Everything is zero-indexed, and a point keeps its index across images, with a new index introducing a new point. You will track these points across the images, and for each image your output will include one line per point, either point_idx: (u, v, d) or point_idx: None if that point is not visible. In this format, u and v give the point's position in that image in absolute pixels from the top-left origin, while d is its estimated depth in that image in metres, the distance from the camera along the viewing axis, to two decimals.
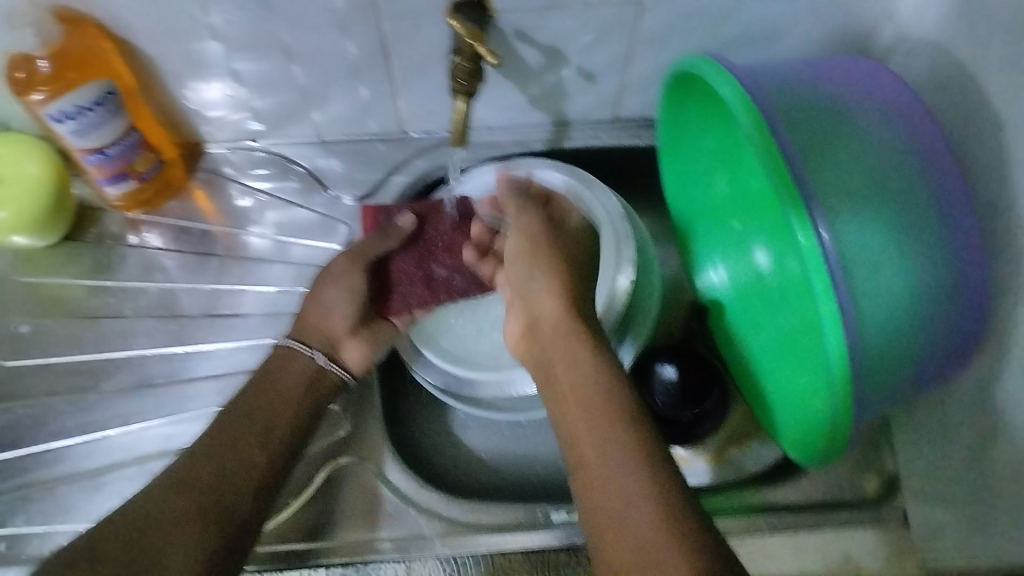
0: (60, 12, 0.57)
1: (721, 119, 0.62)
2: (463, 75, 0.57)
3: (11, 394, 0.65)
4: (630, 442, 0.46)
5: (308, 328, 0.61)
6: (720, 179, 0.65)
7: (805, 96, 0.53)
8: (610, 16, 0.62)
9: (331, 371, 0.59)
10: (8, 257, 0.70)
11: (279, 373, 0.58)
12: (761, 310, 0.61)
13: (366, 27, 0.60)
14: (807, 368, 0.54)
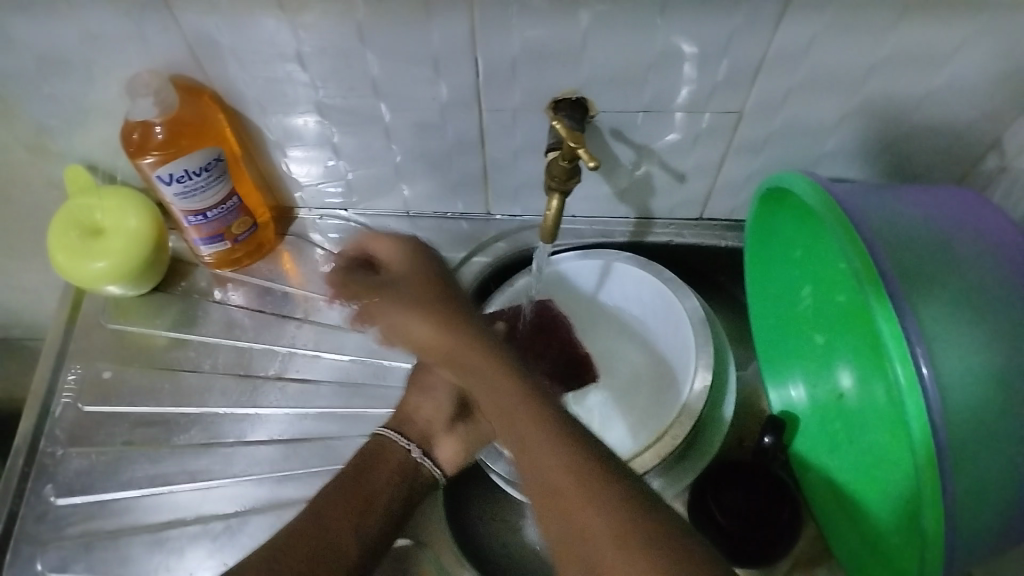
0: (180, 80, 0.58)
1: (809, 233, 0.61)
2: (560, 174, 0.54)
3: (88, 439, 0.67)
4: (551, 438, 0.50)
5: (406, 418, 0.65)
6: (807, 292, 0.65)
7: (914, 229, 0.51)
8: (710, 124, 0.59)
9: (426, 464, 0.63)
10: (99, 301, 0.72)
11: (376, 459, 0.61)
12: (843, 434, 0.62)
13: (467, 117, 0.59)
14: (890, 497, 0.54)
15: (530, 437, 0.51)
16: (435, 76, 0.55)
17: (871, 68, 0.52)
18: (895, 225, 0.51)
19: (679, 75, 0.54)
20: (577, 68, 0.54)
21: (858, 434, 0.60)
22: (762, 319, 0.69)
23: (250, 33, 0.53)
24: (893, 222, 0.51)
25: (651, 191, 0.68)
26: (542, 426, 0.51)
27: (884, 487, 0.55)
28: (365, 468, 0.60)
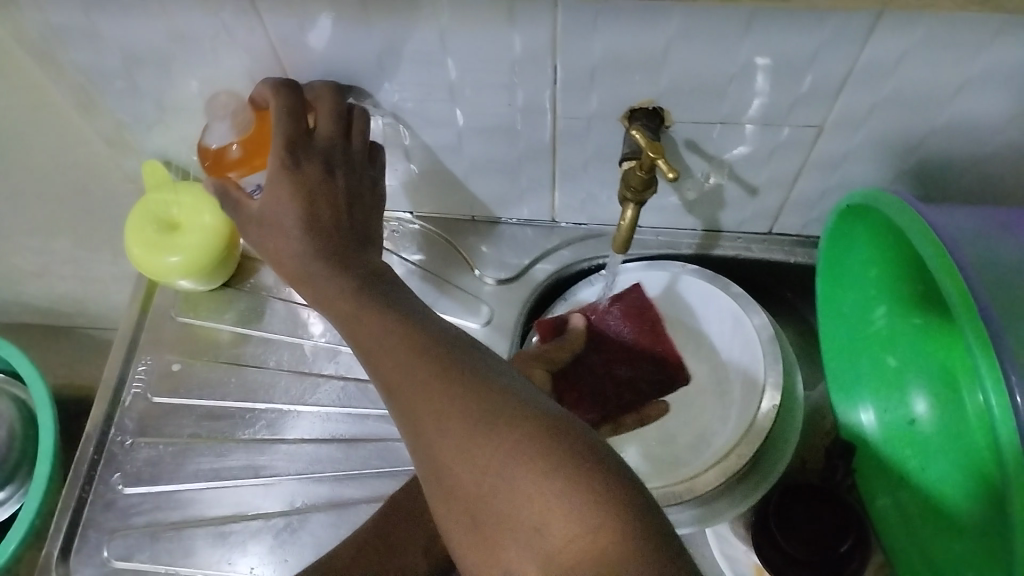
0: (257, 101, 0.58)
1: (891, 257, 0.60)
2: (636, 184, 0.53)
3: (156, 429, 0.68)
4: (484, 403, 0.42)
5: None
6: (881, 314, 0.64)
7: (1006, 248, 0.49)
8: (789, 137, 0.58)
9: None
10: (170, 295, 0.73)
11: None
12: (918, 460, 0.61)
13: (539, 123, 0.59)
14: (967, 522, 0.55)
15: (412, 398, 0.44)
16: (512, 82, 0.55)
17: (962, 85, 0.51)
18: (988, 246, 0.49)
19: (759, 87, 0.53)
20: (656, 77, 0.53)
21: (936, 460, 0.60)
22: (835, 338, 0.65)
23: (332, 36, 0.54)
24: (986, 244, 0.49)
25: (721, 204, 0.67)
26: (425, 380, 0.44)
27: (959, 508, 0.56)
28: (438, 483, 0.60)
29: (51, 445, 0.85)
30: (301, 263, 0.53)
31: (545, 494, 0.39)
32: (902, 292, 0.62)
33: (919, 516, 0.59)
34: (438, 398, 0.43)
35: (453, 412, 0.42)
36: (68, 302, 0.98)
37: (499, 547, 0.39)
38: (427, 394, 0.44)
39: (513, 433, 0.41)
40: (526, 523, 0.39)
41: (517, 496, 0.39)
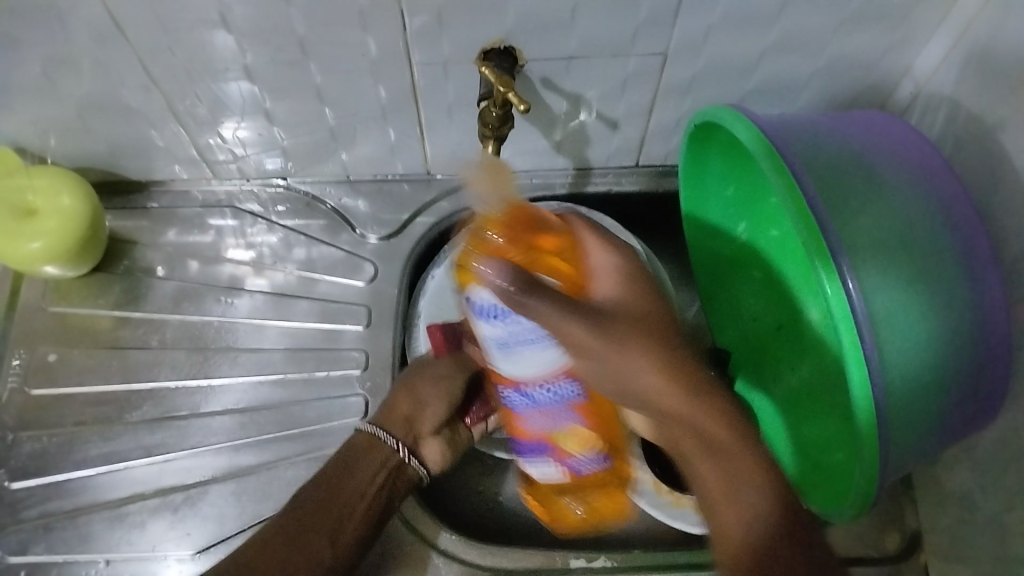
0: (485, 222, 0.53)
1: (739, 171, 0.64)
2: (494, 122, 0.55)
3: (39, 422, 0.66)
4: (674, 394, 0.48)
5: (392, 411, 0.60)
6: (739, 227, 0.67)
7: (831, 149, 0.53)
8: (638, 67, 0.60)
9: (411, 465, 0.59)
10: (39, 286, 0.71)
11: (361, 458, 0.58)
12: (779, 360, 0.65)
13: (397, 72, 0.60)
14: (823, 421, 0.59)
15: (693, 388, 0.49)
16: (363, 29, 0.55)
17: (784, 2, 0.54)
18: (820, 149, 0.53)
19: (601, 19, 0.55)
20: (502, 14, 0.55)
21: (788, 360, 0.64)
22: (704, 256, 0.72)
23: None
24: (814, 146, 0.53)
25: (587, 141, 0.70)
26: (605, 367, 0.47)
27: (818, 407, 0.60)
28: (345, 471, 0.57)
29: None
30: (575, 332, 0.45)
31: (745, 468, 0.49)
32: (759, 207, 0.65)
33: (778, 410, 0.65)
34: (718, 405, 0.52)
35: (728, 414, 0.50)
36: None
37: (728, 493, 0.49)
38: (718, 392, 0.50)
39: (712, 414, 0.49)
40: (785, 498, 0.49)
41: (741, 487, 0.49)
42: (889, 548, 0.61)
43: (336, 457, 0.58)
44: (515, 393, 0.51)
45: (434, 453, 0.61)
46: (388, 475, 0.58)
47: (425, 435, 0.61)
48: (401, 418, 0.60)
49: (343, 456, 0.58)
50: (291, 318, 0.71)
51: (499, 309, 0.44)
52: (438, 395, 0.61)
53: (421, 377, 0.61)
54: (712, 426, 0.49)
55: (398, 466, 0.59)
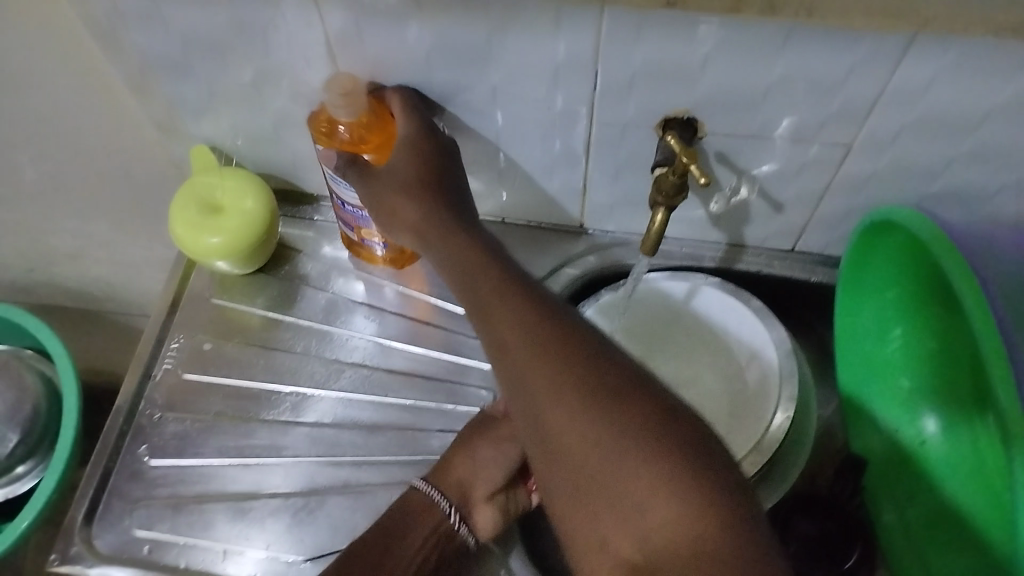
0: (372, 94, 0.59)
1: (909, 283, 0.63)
2: (668, 189, 0.55)
3: (185, 405, 0.70)
4: (570, 389, 0.45)
5: (447, 472, 0.61)
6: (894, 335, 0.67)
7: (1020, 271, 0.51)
8: (817, 155, 0.59)
9: (460, 532, 0.60)
10: (205, 277, 0.75)
11: (412, 524, 0.59)
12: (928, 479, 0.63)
13: (575, 129, 0.61)
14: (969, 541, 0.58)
15: (581, 382, 0.46)
16: (553, 85, 0.57)
17: (987, 112, 0.52)
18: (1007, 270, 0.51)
19: (792, 103, 0.55)
20: (692, 87, 0.55)
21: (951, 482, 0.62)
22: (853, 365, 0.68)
23: (384, 32, 0.55)
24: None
25: (746, 219, 0.69)
26: (534, 347, 0.48)
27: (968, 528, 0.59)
28: (395, 534, 0.58)
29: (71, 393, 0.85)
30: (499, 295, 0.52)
31: (627, 472, 0.42)
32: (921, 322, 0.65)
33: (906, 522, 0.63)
34: (668, 461, 0.42)
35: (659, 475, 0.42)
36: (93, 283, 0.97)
37: (596, 511, 0.43)
38: (614, 449, 0.43)
39: (606, 424, 0.44)
40: (631, 522, 0.42)
41: (626, 507, 0.42)
42: None
43: (393, 510, 0.60)
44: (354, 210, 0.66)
45: (486, 523, 0.61)
46: (439, 538, 0.60)
47: (478, 500, 0.61)
48: (457, 482, 0.61)
49: (398, 510, 0.60)
50: (428, 346, 0.73)
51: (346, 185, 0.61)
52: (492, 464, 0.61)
53: (481, 443, 0.62)
54: (558, 429, 0.45)
55: (448, 533, 0.60)
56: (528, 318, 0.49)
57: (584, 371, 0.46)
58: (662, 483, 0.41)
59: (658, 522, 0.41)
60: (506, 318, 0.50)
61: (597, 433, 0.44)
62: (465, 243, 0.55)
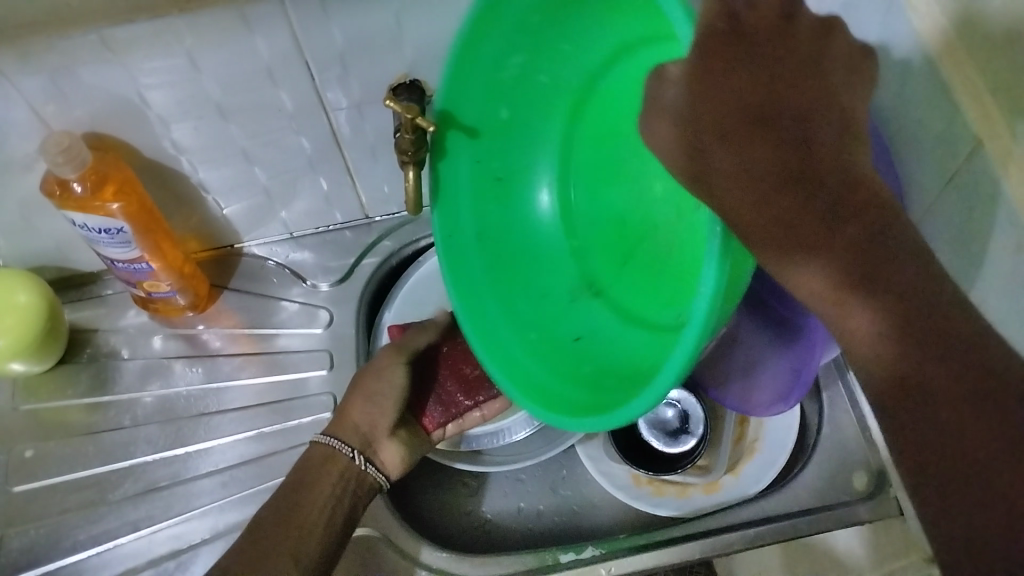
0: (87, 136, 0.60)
1: (576, 44, 0.58)
2: (410, 147, 0.58)
3: (26, 516, 0.67)
4: (795, 207, 0.36)
5: (345, 421, 0.62)
6: (500, 112, 0.61)
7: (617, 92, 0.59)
8: None
9: (369, 471, 0.60)
10: (7, 388, 0.72)
11: (319, 473, 0.59)
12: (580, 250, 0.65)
13: (317, 122, 0.64)
14: (631, 281, 0.61)
15: (813, 189, 0.36)
16: (275, 86, 0.59)
17: None
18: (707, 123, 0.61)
19: None
20: (401, 51, 0.59)
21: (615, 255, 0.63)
22: (459, 151, 0.61)
23: (92, 83, 0.55)
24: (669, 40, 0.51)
25: None
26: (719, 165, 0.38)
27: (631, 261, 0.61)
28: (306, 481, 0.58)
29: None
30: (688, 136, 0.39)
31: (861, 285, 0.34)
32: (546, 99, 0.62)
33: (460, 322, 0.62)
34: (863, 277, 0.34)
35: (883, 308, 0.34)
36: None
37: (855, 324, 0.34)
38: (831, 251, 0.35)
39: (816, 227, 0.35)
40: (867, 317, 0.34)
41: (839, 292, 0.35)
42: (859, 488, 0.64)
43: (293, 477, 0.59)
44: (124, 263, 0.66)
45: (392, 459, 0.62)
46: (346, 485, 0.59)
47: (380, 438, 0.62)
48: (354, 427, 0.61)
49: (299, 475, 0.59)
50: (258, 375, 0.73)
51: (105, 233, 0.62)
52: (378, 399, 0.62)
53: (370, 377, 0.62)
54: (762, 231, 0.36)
55: (357, 476, 0.60)
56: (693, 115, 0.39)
57: (773, 155, 0.37)
58: (846, 280, 0.34)
59: (871, 327, 0.34)
60: (667, 128, 0.40)
61: (790, 249, 0.36)
62: (669, 121, 0.40)
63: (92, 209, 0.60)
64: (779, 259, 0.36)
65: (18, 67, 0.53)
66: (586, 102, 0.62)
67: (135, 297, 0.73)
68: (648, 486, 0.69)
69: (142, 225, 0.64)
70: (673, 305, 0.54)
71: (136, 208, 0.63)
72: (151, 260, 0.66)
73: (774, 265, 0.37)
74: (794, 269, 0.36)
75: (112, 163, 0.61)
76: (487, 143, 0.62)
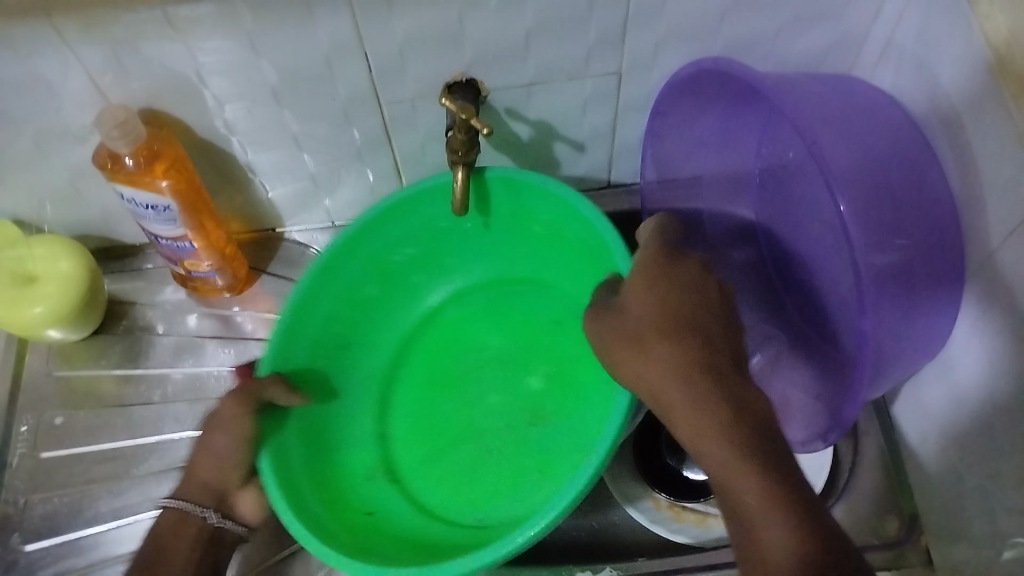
0: (142, 110, 0.60)
1: (518, 254, 0.76)
2: (461, 147, 0.58)
3: (50, 483, 0.68)
4: (743, 441, 0.47)
5: (195, 482, 0.60)
6: (403, 251, 0.73)
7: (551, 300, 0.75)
8: (595, 88, 0.63)
9: (226, 526, 0.60)
10: (42, 353, 0.73)
11: (178, 538, 0.58)
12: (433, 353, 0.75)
13: (369, 114, 0.63)
14: (482, 470, 0.68)
15: (749, 443, 0.46)
16: (330, 75, 0.59)
17: (723, 12, 0.57)
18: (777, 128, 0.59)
19: (556, 43, 0.59)
20: (460, 48, 0.58)
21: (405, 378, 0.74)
22: (346, 269, 0.70)
23: (151, 58, 0.55)
24: (606, 265, 0.67)
25: (556, 165, 0.72)
26: (701, 401, 0.48)
27: (471, 440, 0.70)
28: (170, 546, 0.58)
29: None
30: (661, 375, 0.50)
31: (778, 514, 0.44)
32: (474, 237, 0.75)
33: (296, 421, 0.66)
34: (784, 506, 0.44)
35: (759, 479, 0.45)
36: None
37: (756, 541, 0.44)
38: (755, 481, 0.45)
39: (735, 453, 0.46)
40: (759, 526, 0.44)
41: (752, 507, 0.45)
42: (889, 534, 0.63)
43: (155, 542, 0.58)
44: (167, 239, 0.66)
45: (246, 507, 0.62)
46: (202, 550, 0.59)
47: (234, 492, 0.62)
48: (206, 488, 0.60)
49: (162, 542, 0.58)
50: None
51: (150, 208, 0.62)
52: (222, 449, 0.60)
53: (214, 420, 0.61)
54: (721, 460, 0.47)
55: (207, 533, 0.60)
56: (683, 351, 0.51)
57: (721, 406, 0.48)
58: (743, 471, 0.46)
59: (777, 535, 0.44)
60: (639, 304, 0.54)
61: (722, 449, 0.47)
62: (623, 334, 0.54)
63: (141, 184, 0.60)
64: (711, 471, 0.47)
65: (81, 37, 0.53)
66: (493, 290, 0.77)
67: (174, 274, 0.74)
68: (667, 510, 0.68)
69: (188, 202, 0.63)
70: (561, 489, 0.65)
71: (184, 186, 0.62)
72: (192, 238, 0.66)
73: (708, 469, 0.48)
74: (729, 487, 0.46)
75: (167, 140, 0.61)
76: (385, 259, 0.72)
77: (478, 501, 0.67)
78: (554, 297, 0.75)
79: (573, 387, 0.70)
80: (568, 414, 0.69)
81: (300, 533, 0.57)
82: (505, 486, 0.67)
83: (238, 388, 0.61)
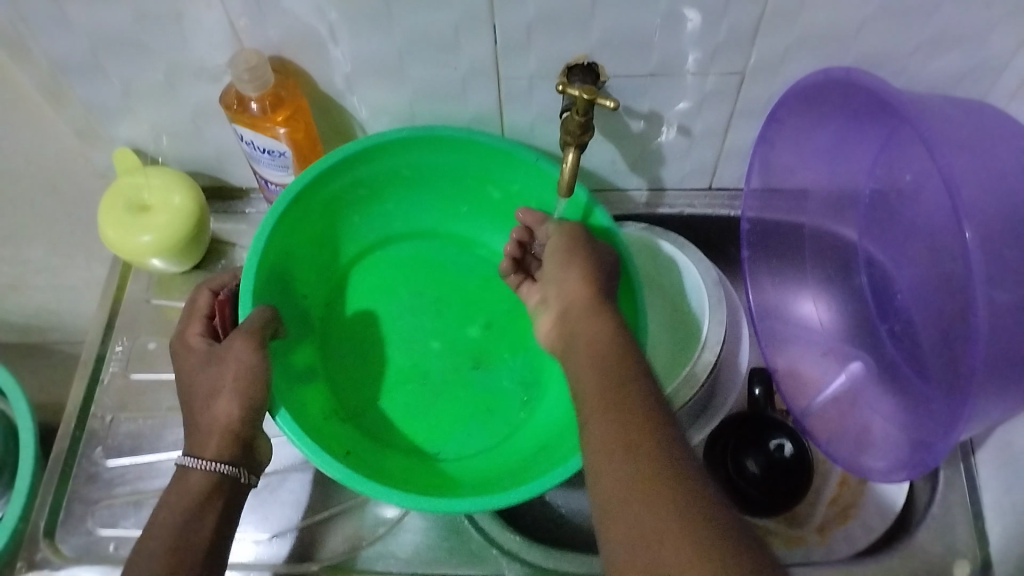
0: (272, 58, 0.62)
1: (431, 207, 0.77)
2: (576, 129, 0.58)
3: (137, 404, 0.71)
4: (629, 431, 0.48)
5: (214, 432, 0.56)
6: (358, 191, 0.73)
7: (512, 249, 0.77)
8: (714, 86, 0.63)
9: (251, 481, 0.57)
10: (144, 280, 0.76)
11: (209, 498, 0.53)
12: (394, 283, 0.76)
13: (486, 87, 0.64)
14: (434, 409, 0.69)
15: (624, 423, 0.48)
16: (455, 45, 0.60)
17: (861, 23, 0.56)
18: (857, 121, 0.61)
19: (684, 37, 0.58)
20: (588, 32, 0.58)
21: (370, 301, 0.74)
22: (340, 181, 0.69)
23: (290, 9, 0.57)
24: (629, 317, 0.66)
25: (661, 161, 0.72)
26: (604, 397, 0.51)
27: (420, 379, 0.71)
28: (201, 505, 0.53)
29: (18, 412, 0.84)
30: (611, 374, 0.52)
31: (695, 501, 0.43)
32: (450, 181, 0.74)
33: (270, 345, 0.64)
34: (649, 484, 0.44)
35: (653, 476, 0.45)
36: (26, 334, 0.96)
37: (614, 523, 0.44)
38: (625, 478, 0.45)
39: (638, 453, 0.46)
40: (644, 523, 0.42)
41: (636, 504, 0.44)
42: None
43: (181, 507, 0.52)
44: (276, 184, 0.68)
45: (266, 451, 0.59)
46: (230, 509, 0.55)
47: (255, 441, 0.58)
48: (234, 438, 0.56)
49: (190, 507, 0.52)
50: None
51: (266, 151, 0.64)
52: (244, 396, 0.56)
53: (219, 371, 0.58)
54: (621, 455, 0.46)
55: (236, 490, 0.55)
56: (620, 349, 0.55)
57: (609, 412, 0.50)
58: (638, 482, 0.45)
59: (680, 527, 0.42)
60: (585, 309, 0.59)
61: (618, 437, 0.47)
62: (579, 301, 0.61)
63: (261, 127, 0.62)
64: (607, 461, 0.47)
65: None
66: (421, 240, 0.78)
67: None
68: None
69: (302, 150, 0.65)
70: (535, 438, 0.67)
71: (301, 135, 0.64)
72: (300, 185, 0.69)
73: (610, 471, 0.46)
74: (631, 469, 0.46)
75: (290, 88, 0.63)
76: (367, 185, 0.72)
77: (434, 432, 0.68)
78: (479, 250, 0.78)
79: (516, 333, 0.73)
80: (512, 355, 0.72)
81: (310, 453, 0.57)
82: (462, 420, 0.69)
83: (244, 330, 0.59)
